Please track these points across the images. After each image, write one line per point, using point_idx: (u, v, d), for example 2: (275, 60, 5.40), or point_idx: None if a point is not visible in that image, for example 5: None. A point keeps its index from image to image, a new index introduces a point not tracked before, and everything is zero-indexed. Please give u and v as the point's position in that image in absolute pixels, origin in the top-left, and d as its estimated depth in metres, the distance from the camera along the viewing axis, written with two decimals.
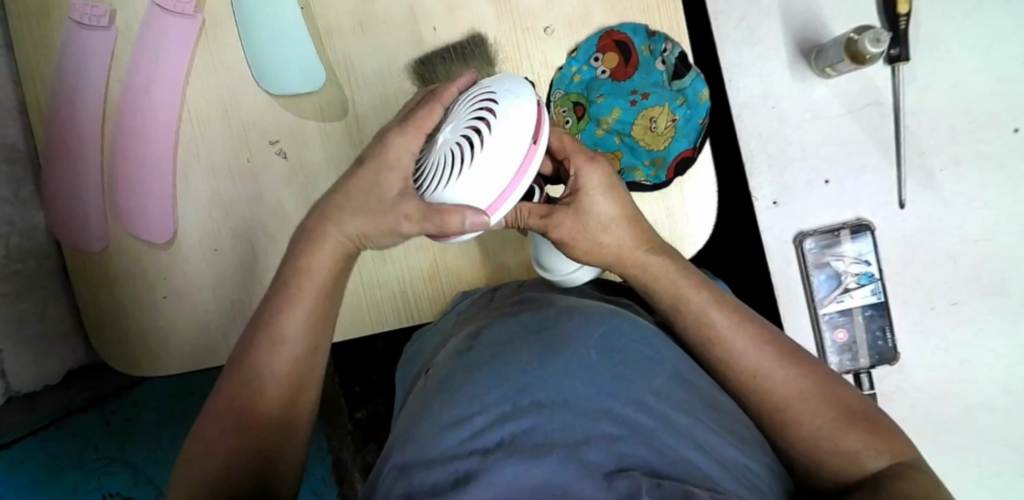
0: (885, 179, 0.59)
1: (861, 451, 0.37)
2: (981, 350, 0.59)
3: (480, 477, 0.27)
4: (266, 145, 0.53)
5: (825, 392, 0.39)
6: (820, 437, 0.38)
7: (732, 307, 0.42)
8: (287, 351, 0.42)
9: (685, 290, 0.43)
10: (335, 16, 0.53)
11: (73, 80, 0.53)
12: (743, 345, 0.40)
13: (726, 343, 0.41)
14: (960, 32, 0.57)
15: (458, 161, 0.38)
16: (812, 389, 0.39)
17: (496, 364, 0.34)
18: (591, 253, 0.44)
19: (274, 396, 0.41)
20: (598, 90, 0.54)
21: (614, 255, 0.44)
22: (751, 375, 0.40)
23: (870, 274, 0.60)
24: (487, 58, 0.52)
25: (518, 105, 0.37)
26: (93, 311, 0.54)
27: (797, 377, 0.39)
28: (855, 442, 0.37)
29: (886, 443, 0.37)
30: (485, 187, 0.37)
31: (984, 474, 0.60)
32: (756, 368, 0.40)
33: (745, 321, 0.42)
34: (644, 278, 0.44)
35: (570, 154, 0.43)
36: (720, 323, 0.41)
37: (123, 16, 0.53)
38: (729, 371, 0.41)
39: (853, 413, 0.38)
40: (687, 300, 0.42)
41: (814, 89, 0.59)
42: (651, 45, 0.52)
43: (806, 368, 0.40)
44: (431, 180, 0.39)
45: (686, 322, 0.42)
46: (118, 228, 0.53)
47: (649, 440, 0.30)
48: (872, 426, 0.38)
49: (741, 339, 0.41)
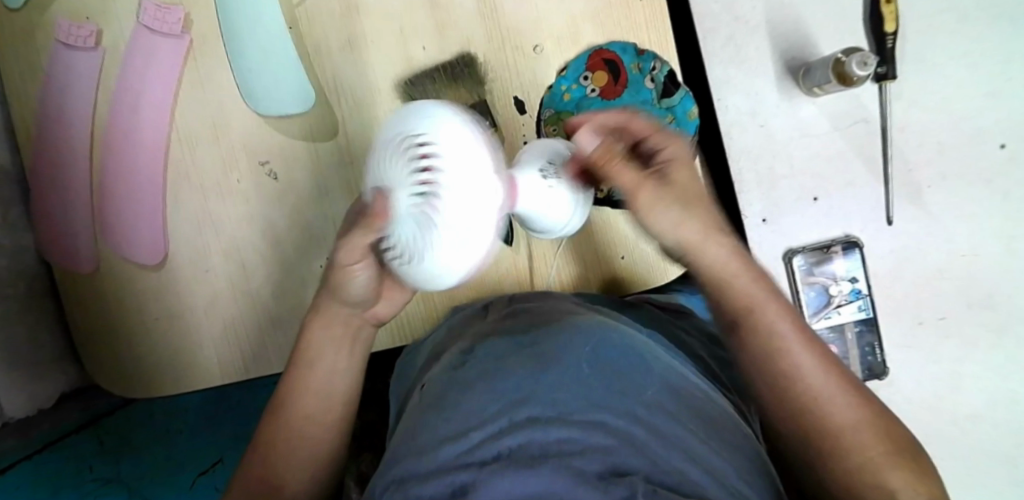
0: (874, 194, 0.60)
1: (901, 489, 0.34)
2: (967, 363, 0.60)
3: (476, 489, 0.27)
4: (257, 166, 0.53)
5: (876, 425, 0.37)
6: (863, 470, 0.35)
7: (799, 322, 0.40)
8: (314, 406, 0.43)
9: (759, 299, 0.40)
10: (324, 36, 0.53)
11: (59, 103, 0.52)
12: (808, 365, 0.38)
13: (791, 359, 0.38)
14: (948, 49, 0.58)
15: (419, 240, 0.34)
16: (866, 424, 0.37)
17: (491, 379, 0.34)
18: (676, 228, 0.40)
19: (305, 442, 0.43)
20: (587, 109, 0.52)
21: (691, 239, 0.40)
22: (809, 397, 0.37)
23: (858, 291, 0.61)
24: (476, 78, 0.53)
25: (460, 141, 0.34)
26: (86, 332, 0.54)
27: (854, 408, 0.37)
28: (896, 481, 0.35)
29: (926, 487, 0.35)
30: (458, 245, 0.34)
31: (972, 485, 0.61)
32: (818, 391, 0.37)
33: (810, 339, 0.40)
34: (718, 285, 0.41)
35: (653, 131, 0.41)
36: (790, 338, 0.39)
37: (109, 36, 0.52)
38: (782, 389, 0.38)
39: (900, 451, 0.36)
40: (758, 311, 0.40)
41: (802, 107, 0.59)
42: (640, 63, 0.52)
43: (861, 397, 0.38)
44: (411, 249, 0.35)
45: (746, 330, 0.40)
46: (108, 248, 0.53)
47: (641, 450, 0.29)
48: (916, 466, 0.36)
49: (805, 359, 0.38)
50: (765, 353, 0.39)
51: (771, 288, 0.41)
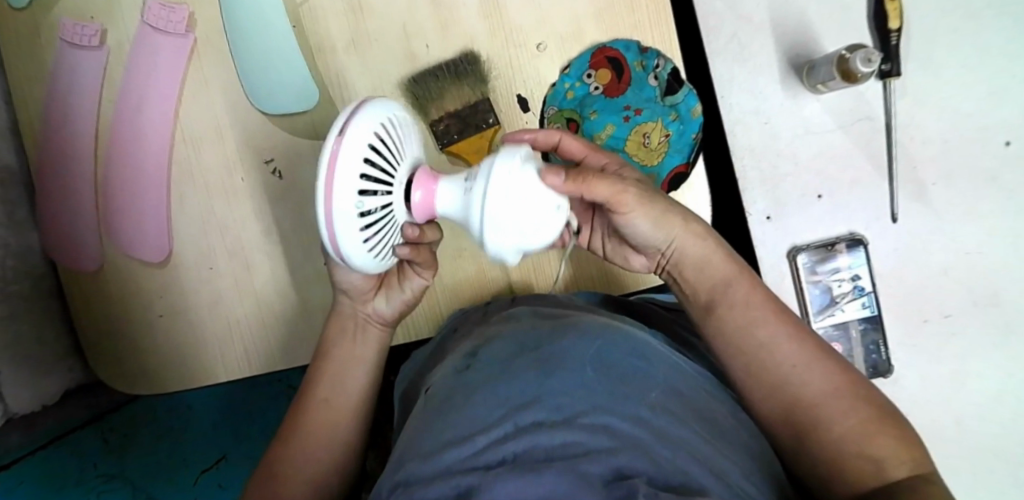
0: (879, 192, 0.59)
1: (887, 457, 0.35)
2: (972, 361, 0.60)
3: (480, 492, 0.27)
4: (262, 164, 0.53)
5: (857, 394, 0.37)
6: (847, 439, 0.36)
7: (772, 298, 0.41)
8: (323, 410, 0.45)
9: (733, 277, 0.41)
10: (327, 35, 0.53)
11: (63, 102, 0.53)
12: (783, 336, 0.39)
13: (767, 329, 0.40)
14: (952, 47, 0.58)
15: None
16: (847, 392, 0.37)
17: (496, 383, 0.34)
18: (658, 230, 0.40)
19: (319, 446, 0.44)
20: (592, 106, 0.53)
21: (664, 235, 0.40)
22: (790, 366, 0.38)
23: (861, 288, 0.61)
24: (480, 76, 0.53)
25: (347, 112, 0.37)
26: (92, 330, 0.54)
27: (831, 377, 0.38)
28: (882, 448, 0.35)
29: (910, 454, 0.35)
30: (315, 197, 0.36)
31: (978, 483, 0.61)
32: (794, 359, 0.39)
33: (784, 314, 0.41)
34: (695, 270, 0.42)
35: None
36: (764, 309, 0.40)
37: (113, 36, 0.53)
38: (758, 363, 0.39)
39: (883, 417, 0.36)
40: (731, 289, 0.41)
41: (806, 104, 0.59)
42: (643, 61, 0.52)
43: (839, 367, 0.39)
44: None
45: (722, 309, 0.41)
46: (113, 246, 0.53)
47: (645, 451, 0.29)
48: (901, 433, 0.36)
49: (780, 328, 0.40)
50: (740, 330, 0.40)
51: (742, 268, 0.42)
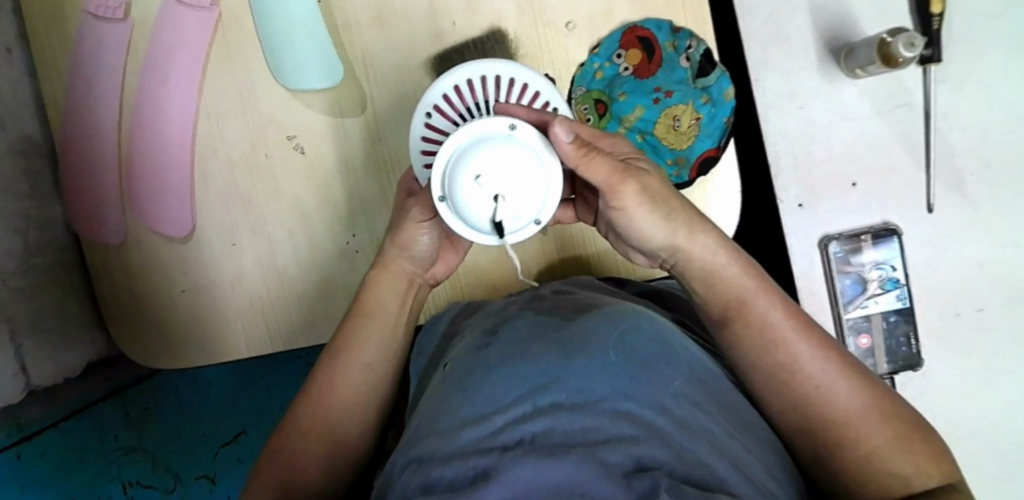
0: (914, 182, 0.58)
1: (912, 473, 0.34)
2: (1004, 356, 0.59)
3: (497, 474, 0.27)
4: (284, 140, 0.52)
5: (883, 407, 0.35)
6: (871, 458, 0.34)
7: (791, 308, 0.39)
8: (337, 392, 0.44)
9: (749, 291, 0.39)
10: (354, 10, 0.52)
11: (88, 75, 0.52)
12: (807, 353, 0.37)
13: (790, 348, 0.37)
14: (993, 32, 0.56)
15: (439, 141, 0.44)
16: (874, 406, 0.35)
17: (515, 361, 0.33)
18: (657, 229, 0.38)
19: (338, 427, 0.43)
20: (621, 88, 0.52)
21: (666, 241, 0.39)
22: (812, 386, 0.36)
23: (894, 280, 0.59)
24: (508, 54, 0.52)
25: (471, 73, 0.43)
26: (114, 304, 0.54)
27: (857, 392, 0.36)
28: (908, 465, 0.34)
29: (936, 465, 0.34)
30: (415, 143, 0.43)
31: (1004, 479, 0.60)
32: (819, 378, 0.36)
33: (802, 320, 0.38)
34: (706, 281, 0.40)
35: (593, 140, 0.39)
36: (781, 325, 0.38)
37: (138, 8, 0.52)
38: (782, 379, 0.37)
39: (910, 430, 0.35)
40: (747, 305, 0.38)
41: (842, 89, 0.57)
42: (675, 41, 0.51)
43: (865, 378, 0.36)
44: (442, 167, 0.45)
45: (739, 324, 0.38)
46: (135, 220, 0.53)
47: (664, 439, 0.29)
48: (927, 444, 0.35)
49: (803, 345, 0.37)
50: (763, 344, 0.37)
51: (759, 275, 0.40)
